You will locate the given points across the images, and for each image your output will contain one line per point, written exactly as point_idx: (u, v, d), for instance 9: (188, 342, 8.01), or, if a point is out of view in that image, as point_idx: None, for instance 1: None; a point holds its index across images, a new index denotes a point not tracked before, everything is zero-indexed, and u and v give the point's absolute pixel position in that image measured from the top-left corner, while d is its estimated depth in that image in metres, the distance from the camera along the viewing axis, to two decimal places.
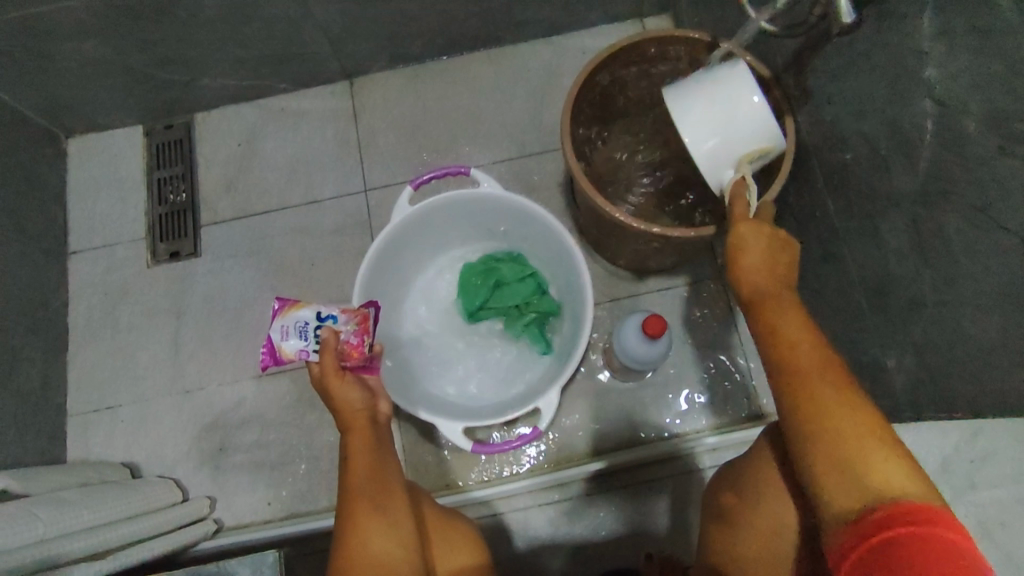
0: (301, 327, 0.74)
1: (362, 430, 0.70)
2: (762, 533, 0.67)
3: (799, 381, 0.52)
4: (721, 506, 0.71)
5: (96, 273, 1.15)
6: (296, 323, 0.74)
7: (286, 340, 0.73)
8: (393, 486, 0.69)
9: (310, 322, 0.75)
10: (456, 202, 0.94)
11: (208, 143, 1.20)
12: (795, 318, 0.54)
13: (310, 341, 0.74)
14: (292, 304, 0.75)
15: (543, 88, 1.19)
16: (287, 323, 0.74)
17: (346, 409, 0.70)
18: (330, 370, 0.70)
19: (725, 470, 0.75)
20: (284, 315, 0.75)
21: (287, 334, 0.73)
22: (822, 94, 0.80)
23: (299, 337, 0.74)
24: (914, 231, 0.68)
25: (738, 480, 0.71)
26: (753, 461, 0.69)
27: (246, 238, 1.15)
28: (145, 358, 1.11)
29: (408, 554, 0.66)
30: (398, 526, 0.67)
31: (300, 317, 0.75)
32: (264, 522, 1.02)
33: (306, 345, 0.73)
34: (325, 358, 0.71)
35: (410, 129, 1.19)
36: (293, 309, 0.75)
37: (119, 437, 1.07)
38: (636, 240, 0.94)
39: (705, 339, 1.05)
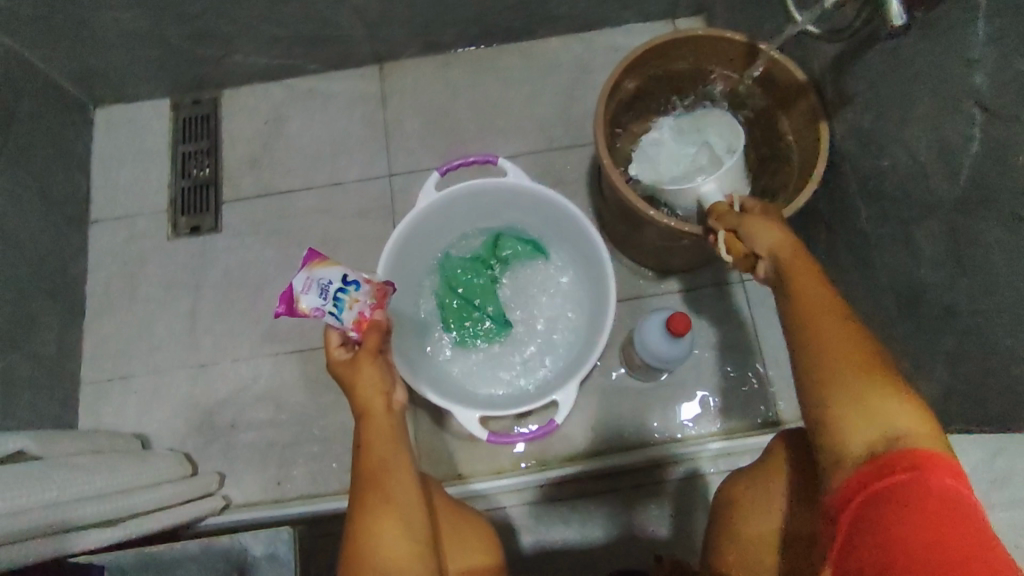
0: (323, 284, 0.70)
1: (380, 417, 0.69)
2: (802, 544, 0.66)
3: (816, 326, 0.54)
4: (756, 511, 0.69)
5: (117, 243, 1.15)
6: (320, 279, 0.70)
7: (305, 292, 0.69)
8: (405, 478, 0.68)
9: (332, 281, 0.70)
10: (483, 189, 0.94)
11: (235, 120, 1.20)
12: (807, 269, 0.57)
13: (329, 301, 0.70)
14: (322, 260, 0.71)
15: (573, 83, 1.19)
16: (312, 276, 0.70)
17: (367, 396, 0.70)
18: (367, 352, 0.70)
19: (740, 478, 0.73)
20: (312, 268, 0.70)
21: (309, 287, 0.69)
22: (861, 101, 0.79)
23: (320, 295, 0.70)
24: (951, 240, 0.68)
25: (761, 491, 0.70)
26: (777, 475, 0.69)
27: (269, 216, 1.15)
28: (161, 330, 1.10)
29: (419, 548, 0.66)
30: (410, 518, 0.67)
31: (326, 274, 0.70)
32: (272, 502, 1.01)
33: (323, 304, 0.69)
34: (369, 337, 0.70)
35: (437, 117, 1.19)
36: (323, 265, 0.71)
37: (131, 407, 1.07)
38: (664, 238, 0.93)
39: (723, 343, 1.05)
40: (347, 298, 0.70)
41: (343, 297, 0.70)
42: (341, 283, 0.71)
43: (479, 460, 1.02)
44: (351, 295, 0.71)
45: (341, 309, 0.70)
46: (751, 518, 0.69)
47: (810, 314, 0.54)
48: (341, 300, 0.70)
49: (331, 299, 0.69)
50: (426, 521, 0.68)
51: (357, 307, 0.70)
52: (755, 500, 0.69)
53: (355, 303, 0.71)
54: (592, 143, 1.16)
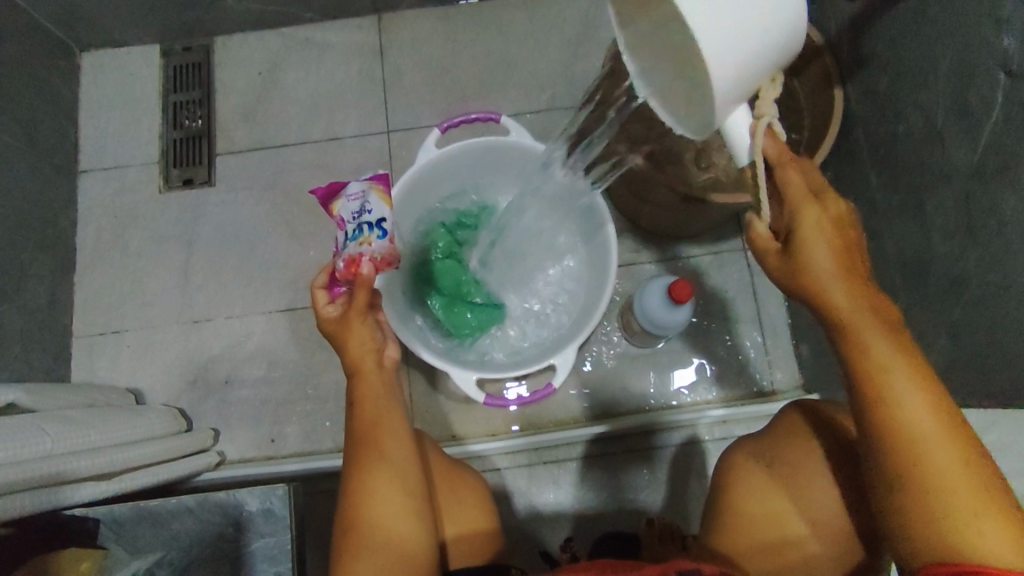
0: (363, 208, 0.72)
1: (369, 376, 0.69)
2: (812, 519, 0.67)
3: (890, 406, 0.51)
4: (766, 486, 0.68)
5: (107, 194, 1.12)
6: (366, 202, 0.73)
7: (348, 198, 0.74)
8: (398, 434, 0.68)
9: (370, 212, 0.72)
10: (483, 146, 0.91)
11: (228, 69, 1.16)
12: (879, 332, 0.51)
13: (354, 222, 0.72)
14: (384, 194, 0.74)
15: (579, 39, 1.15)
16: (364, 193, 0.73)
17: (358, 352, 0.70)
18: (355, 309, 0.69)
19: (743, 451, 0.72)
20: (373, 189, 0.74)
21: (354, 198, 0.73)
22: (880, 63, 0.76)
23: (350, 213, 0.73)
24: (963, 210, 0.66)
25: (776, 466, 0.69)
26: (793, 452, 0.69)
27: (263, 171, 1.12)
28: (154, 285, 1.09)
29: (416, 504, 0.66)
30: (405, 472, 0.67)
31: (374, 204, 0.72)
32: (266, 459, 1.02)
33: (350, 219, 0.73)
34: (359, 294, 0.69)
35: (437, 71, 1.15)
36: (382, 196, 0.74)
37: (124, 361, 1.06)
38: (668, 203, 0.91)
39: (722, 311, 1.04)
40: (363, 233, 0.71)
41: (363, 229, 0.71)
42: (372, 220, 0.71)
43: (476, 421, 1.02)
44: (366, 234, 0.71)
45: (354, 237, 0.71)
46: (751, 474, 0.69)
47: (883, 397, 0.51)
48: (358, 231, 0.71)
49: (355, 222, 0.72)
50: (418, 480, 0.67)
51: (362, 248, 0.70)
52: (762, 460, 0.70)
53: (364, 244, 0.70)
54: None
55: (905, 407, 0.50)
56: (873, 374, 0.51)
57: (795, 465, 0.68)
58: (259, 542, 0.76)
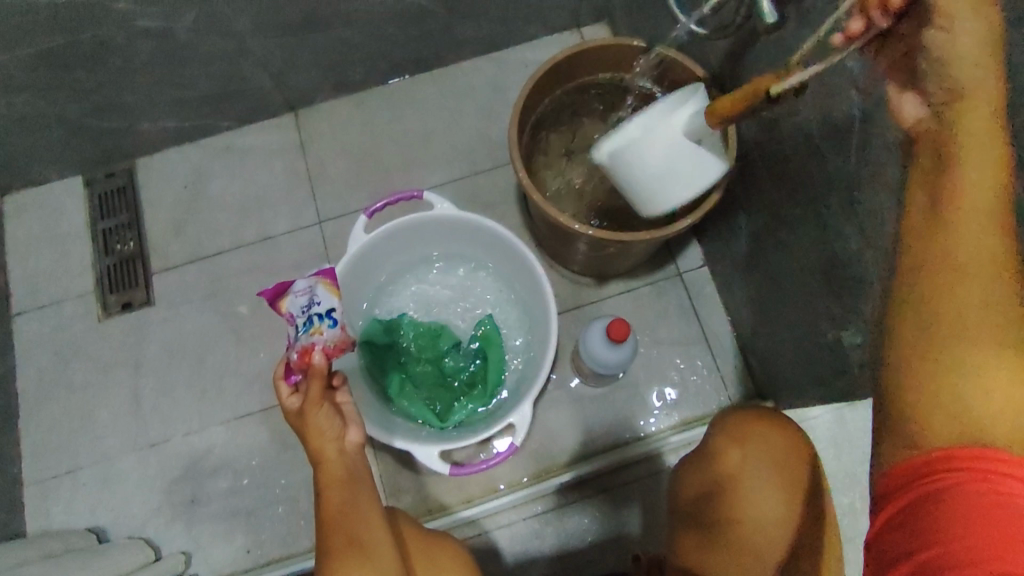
0: (311, 301, 0.74)
1: (333, 463, 0.68)
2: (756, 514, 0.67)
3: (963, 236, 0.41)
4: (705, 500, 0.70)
5: (44, 332, 1.11)
6: (314, 296, 0.74)
7: (296, 293, 0.75)
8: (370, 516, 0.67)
9: (320, 303, 0.73)
10: (413, 224, 0.95)
11: (153, 188, 1.18)
12: (981, 157, 0.40)
13: (304, 315, 0.74)
14: (332, 285, 0.76)
15: (489, 104, 1.21)
16: (312, 288, 0.75)
17: (320, 442, 0.68)
18: (311, 400, 0.67)
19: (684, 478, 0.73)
20: (320, 283, 0.76)
21: (301, 293, 0.75)
22: (757, 89, 0.82)
23: (299, 309, 0.74)
24: (853, 212, 0.71)
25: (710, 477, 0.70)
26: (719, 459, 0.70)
27: (201, 280, 1.13)
28: (104, 416, 1.07)
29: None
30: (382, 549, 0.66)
31: (322, 296, 0.74)
32: (244, 572, 0.99)
33: (299, 313, 0.74)
34: (312, 383, 0.67)
35: (359, 156, 1.19)
36: (330, 288, 0.76)
37: (82, 501, 1.03)
38: (596, 246, 0.95)
39: (670, 336, 1.07)
40: (314, 324, 0.72)
41: (314, 320, 0.72)
42: (322, 310, 0.73)
43: (451, 491, 1.01)
44: (317, 325, 0.72)
45: (305, 329, 0.72)
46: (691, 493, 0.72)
47: (951, 262, 0.41)
48: (309, 323, 0.73)
49: (305, 314, 0.73)
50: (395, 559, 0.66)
51: (315, 338, 0.71)
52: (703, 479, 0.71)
53: (315, 333, 0.72)
54: None
55: (973, 257, 0.41)
56: (949, 200, 0.41)
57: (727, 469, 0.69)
58: None
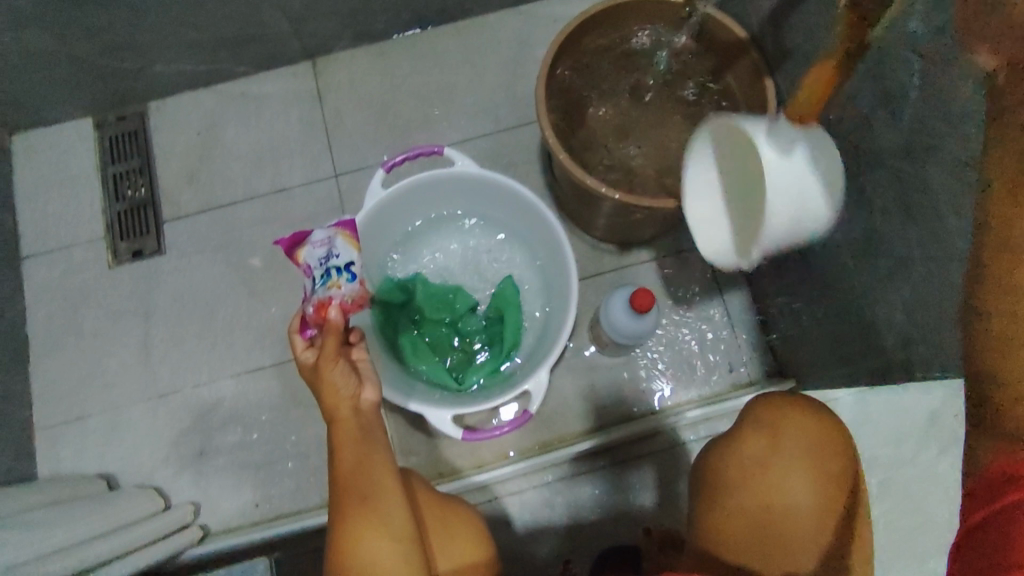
0: (329, 253, 0.71)
1: (347, 423, 0.67)
2: (788, 508, 0.65)
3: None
4: (737, 476, 0.68)
5: (54, 276, 1.09)
6: (332, 248, 0.71)
7: (314, 244, 0.72)
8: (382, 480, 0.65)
9: (338, 256, 0.71)
10: (433, 181, 0.91)
11: (166, 134, 1.14)
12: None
13: (321, 267, 0.71)
14: (351, 239, 0.73)
15: (515, 60, 1.16)
16: (331, 240, 0.72)
17: (335, 399, 0.67)
18: (326, 357, 0.66)
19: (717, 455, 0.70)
20: (338, 235, 0.73)
21: (319, 244, 0.72)
22: (801, 51, 0.77)
23: (317, 261, 0.72)
24: (899, 188, 0.66)
25: (743, 458, 0.68)
26: (759, 443, 0.67)
27: (213, 231, 1.10)
28: (114, 364, 1.06)
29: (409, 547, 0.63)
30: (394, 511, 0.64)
31: (342, 248, 0.72)
32: (252, 524, 0.99)
33: (316, 265, 0.71)
34: (327, 338, 0.65)
35: (378, 109, 1.14)
36: (349, 241, 0.73)
37: (92, 447, 1.03)
38: (621, 212, 0.92)
39: (691, 310, 1.04)
40: (332, 277, 0.69)
41: (331, 273, 0.70)
42: (341, 263, 0.71)
43: (461, 455, 1.00)
44: (335, 278, 0.70)
45: (323, 282, 0.70)
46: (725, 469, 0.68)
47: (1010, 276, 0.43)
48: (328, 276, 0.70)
49: (322, 266, 0.70)
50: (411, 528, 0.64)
51: (333, 291, 0.69)
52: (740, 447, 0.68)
53: (333, 287, 0.69)
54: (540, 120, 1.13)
55: None
56: None
57: (760, 450, 0.67)
58: None
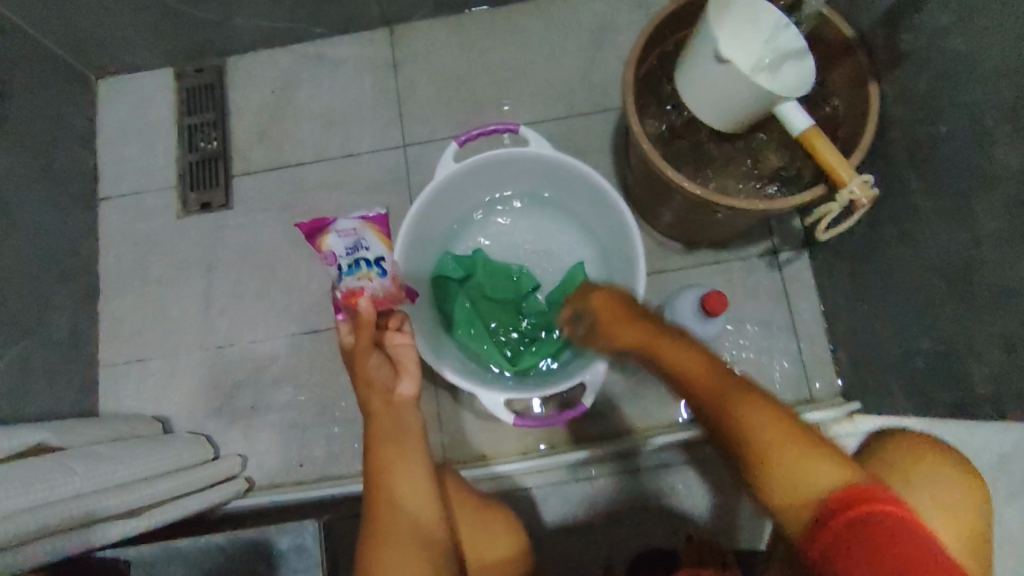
0: (357, 245, 0.77)
1: (383, 415, 0.64)
2: None
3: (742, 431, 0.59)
4: None
5: (126, 221, 1.12)
6: (360, 240, 0.77)
7: (339, 234, 0.77)
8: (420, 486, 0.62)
9: (368, 250, 0.77)
10: (505, 159, 0.89)
11: (241, 90, 1.15)
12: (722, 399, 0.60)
13: (349, 257, 0.76)
14: (380, 233, 0.79)
15: (595, 43, 1.12)
16: (357, 232, 0.77)
17: (369, 390, 0.65)
18: (360, 350, 0.65)
19: None
20: (367, 228, 0.78)
21: (346, 235, 0.77)
22: (915, 56, 0.70)
23: (345, 250, 0.76)
24: (1014, 214, 0.60)
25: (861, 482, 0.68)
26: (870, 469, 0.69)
27: (280, 191, 1.11)
28: (176, 312, 1.08)
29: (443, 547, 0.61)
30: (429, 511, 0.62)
31: (370, 242, 0.77)
32: (295, 484, 1.00)
33: (343, 255, 0.76)
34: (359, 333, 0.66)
35: (451, 82, 1.13)
36: (377, 235, 0.78)
37: (149, 389, 1.06)
38: (697, 210, 0.88)
39: (755, 318, 1.00)
40: (363, 270, 0.75)
41: (360, 265, 0.76)
42: (372, 257, 0.76)
43: (504, 440, 0.99)
44: (365, 270, 0.76)
45: (352, 271, 0.76)
46: None
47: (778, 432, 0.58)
48: (356, 268, 0.76)
49: (350, 256, 0.76)
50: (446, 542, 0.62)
51: (363, 282, 0.74)
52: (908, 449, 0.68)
53: (364, 278, 0.75)
54: (616, 107, 1.10)
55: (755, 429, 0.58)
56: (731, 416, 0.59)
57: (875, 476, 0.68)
58: None
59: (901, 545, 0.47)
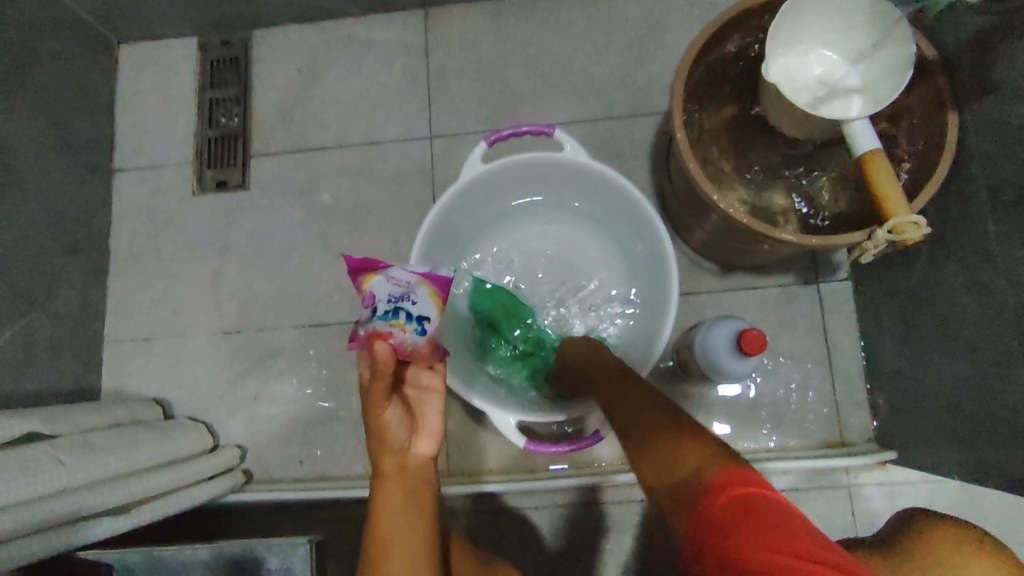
0: (404, 296, 0.56)
1: (396, 481, 0.57)
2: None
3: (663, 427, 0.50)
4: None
5: (142, 194, 1.08)
6: (409, 292, 0.56)
7: (390, 277, 0.56)
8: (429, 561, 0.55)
9: (413, 305, 0.56)
10: (535, 164, 0.83)
11: (267, 65, 1.10)
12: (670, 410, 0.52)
13: (388, 303, 0.56)
14: (438, 295, 0.57)
15: (642, 42, 1.05)
16: (413, 283, 0.56)
17: (383, 447, 0.57)
18: (375, 400, 0.55)
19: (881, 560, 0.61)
20: (424, 283, 0.57)
21: (396, 281, 0.56)
22: (1008, 86, 0.62)
23: (387, 298, 0.56)
24: None
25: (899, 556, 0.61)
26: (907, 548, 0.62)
27: (299, 175, 1.07)
28: (186, 293, 1.05)
29: None
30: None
31: (421, 299, 0.56)
32: (294, 481, 0.97)
33: (383, 299, 0.56)
34: (375, 383, 0.54)
35: (486, 73, 1.06)
36: (434, 295, 0.57)
37: (154, 370, 1.03)
38: (740, 236, 0.81)
39: (790, 351, 0.94)
40: (396, 321, 0.55)
41: (397, 315, 0.55)
42: (412, 312, 0.55)
43: (514, 456, 0.95)
44: (400, 320, 0.55)
45: (383, 318, 0.55)
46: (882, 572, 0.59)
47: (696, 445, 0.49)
48: (388, 317, 0.55)
49: (390, 304, 0.55)
50: None
51: (393, 332, 0.54)
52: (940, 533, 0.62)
53: (395, 328, 0.55)
54: (659, 112, 1.03)
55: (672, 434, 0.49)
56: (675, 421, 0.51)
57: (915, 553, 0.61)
58: None
59: (753, 516, 0.37)
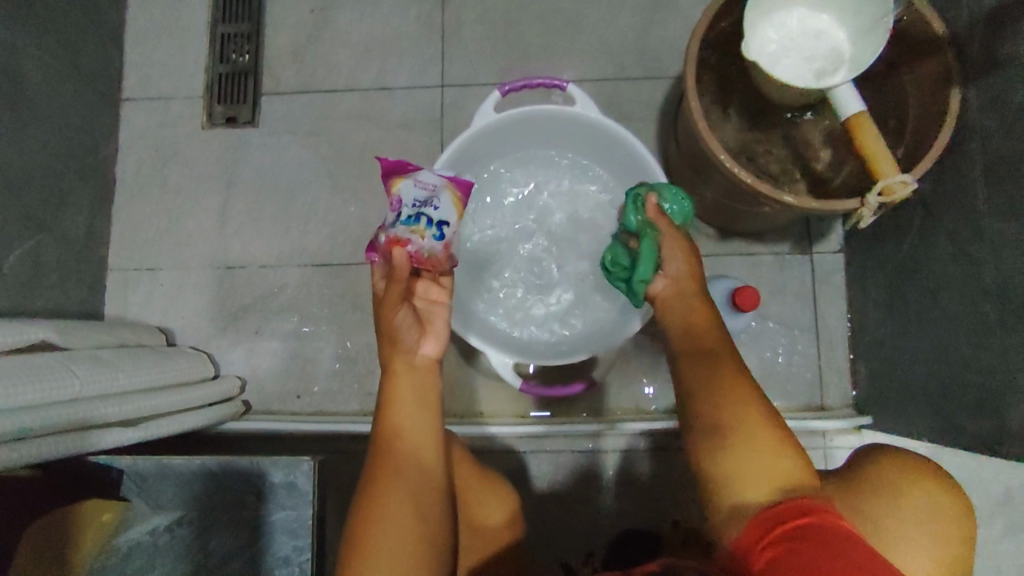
0: (428, 200, 0.62)
1: (405, 377, 0.60)
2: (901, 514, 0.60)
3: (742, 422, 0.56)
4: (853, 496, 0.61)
5: (150, 124, 1.09)
6: (434, 197, 0.62)
7: (417, 181, 0.62)
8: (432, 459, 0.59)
9: (436, 209, 0.62)
10: (547, 116, 0.85)
11: (279, 3, 1.09)
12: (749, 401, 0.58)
13: (412, 208, 0.62)
14: (458, 199, 0.64)
15: (656, 4, 1.05)
16: (438, 187, 0.63)
17: (392, 348, 0.61)
18: (390, 301, 0.57)
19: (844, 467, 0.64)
20: (446, 188, 0.64)
21: (423, 185, 0.62)
22: (1012, 63, 0.64)
23: (412, 202, 0.62)
24: None
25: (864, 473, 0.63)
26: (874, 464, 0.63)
27: (307, 116, 1.07)
28: (191, 226, 1.06)
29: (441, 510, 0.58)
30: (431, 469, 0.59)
31: (443, 204, 0.63)
32: (291, 414, 1.00)
33: (409, 203, 0.62)
34: (392, 286, 0.57)
35: (499, 26, 1.07)
36: (454, 199, 0.64)
37: (157, 299, 1.05)
38: (741, 198, 0.83)
39: (778, 317, 0.98)
40: (419, 226, 0.61)
41: (420, 220, 0.61)
42: (434, 218, 0.62)
43: (506, 401, 0.98)
44: (421, 226, 0.61)
45: (406, 223, 0.61)
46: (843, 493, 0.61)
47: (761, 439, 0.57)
48: (412, 222, 0.61)
49: (414, 208, 0.62)
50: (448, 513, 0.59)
51: (413, 239, 0.60)
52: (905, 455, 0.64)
53: (416, 235, 0.61)
54: (668, 76, 1.04)
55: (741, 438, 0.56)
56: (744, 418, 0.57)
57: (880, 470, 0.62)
58: (281, 516, 0.75)
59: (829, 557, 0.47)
